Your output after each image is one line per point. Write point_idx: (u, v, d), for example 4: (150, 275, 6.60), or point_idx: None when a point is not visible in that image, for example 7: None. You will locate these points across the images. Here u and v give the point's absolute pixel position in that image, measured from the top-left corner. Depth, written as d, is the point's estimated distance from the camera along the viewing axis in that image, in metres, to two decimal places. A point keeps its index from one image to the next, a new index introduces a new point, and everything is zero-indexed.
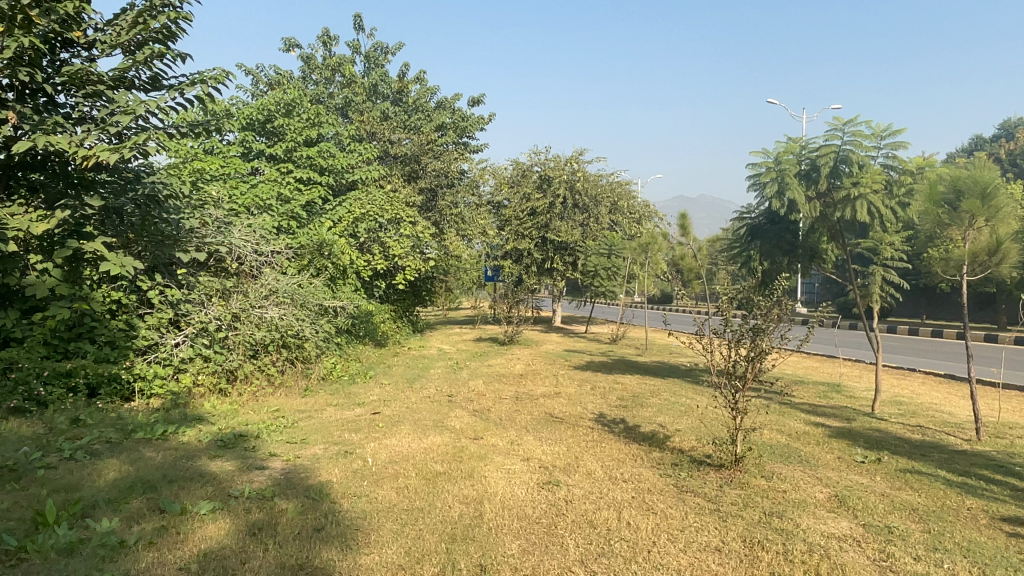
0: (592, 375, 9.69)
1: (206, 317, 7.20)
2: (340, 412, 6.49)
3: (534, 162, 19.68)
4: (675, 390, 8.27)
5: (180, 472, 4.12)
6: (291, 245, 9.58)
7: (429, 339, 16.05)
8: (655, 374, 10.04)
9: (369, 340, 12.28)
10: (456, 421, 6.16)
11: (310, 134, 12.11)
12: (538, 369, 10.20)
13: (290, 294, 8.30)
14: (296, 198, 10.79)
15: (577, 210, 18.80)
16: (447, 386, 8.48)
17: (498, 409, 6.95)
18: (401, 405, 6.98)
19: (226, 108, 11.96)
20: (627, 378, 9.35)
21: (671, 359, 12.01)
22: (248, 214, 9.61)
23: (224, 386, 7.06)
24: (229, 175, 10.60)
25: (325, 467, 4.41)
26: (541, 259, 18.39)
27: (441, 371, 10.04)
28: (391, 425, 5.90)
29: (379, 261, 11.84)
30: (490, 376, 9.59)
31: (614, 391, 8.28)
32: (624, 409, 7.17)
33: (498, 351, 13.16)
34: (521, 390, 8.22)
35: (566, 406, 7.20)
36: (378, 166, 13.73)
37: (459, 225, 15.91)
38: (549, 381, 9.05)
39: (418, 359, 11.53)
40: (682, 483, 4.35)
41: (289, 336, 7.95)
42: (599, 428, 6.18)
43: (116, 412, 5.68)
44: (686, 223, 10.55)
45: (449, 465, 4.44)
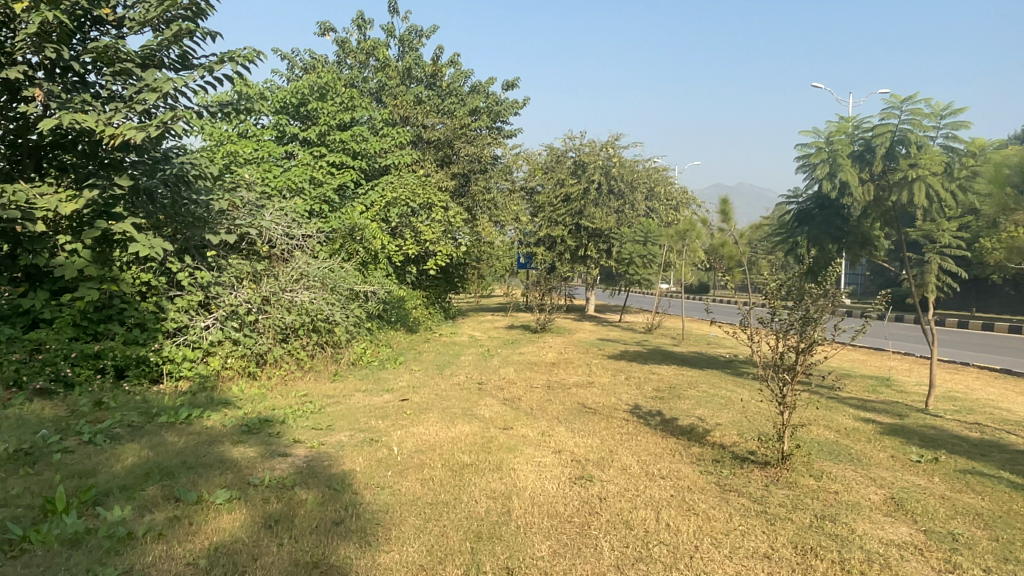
0: (627, 364, 9.40)
1: (236, 300, 7.05)
2: (368, 398, 6.33)
3: (569, 147, 19.34)
4: (714, 382, 7.96)
5: (201, 457, 3.98)
6: (322, 229, 9.46)
7: (461, 326, 15.91)
8: (692, 364, 9.71)
9: (401, 326, 12.16)
10: (486, 410, 5.94)
11: (343, 117, 11.97)
12: (571, 358, 9.96)
13: (321, 279, 8.15)
14: (327, 181, 10.65)
15: (612, 196, 18.42)
16: (477, 373, 8.28)
17: (530, 398, 6.72)
18: (431, 393, 6.80)
19: (259, 91, 11.88)
20: (664, 369, 9.05)
21: (709, 350, 11.65)
22: (280, 196, 9.51)
23: (254, 370, 6.93)
24: (261, 157, 10.49)
25: (350, 455, 4.23)
26: (575, 247, 18.07)
27: (472, 358, 9.86)
28: (420, 413, 5.72)
29: (411, 246, 11.68)
30: (522, 364, 9.37)
31: (651, 381, 7.99)
32: (661, 400, 6.88)
33: (531, 339, 12.94)
34: (553, 379, 7.99)
35: (601, 397, 6.94)
36: (410, 151, 13.55)
37: (492, 211, 15.73)
38: (583, 370, 8.80)
39: (449, 346, 11.37)
40: (725, 481, 4.10)
41: (319, 321, 7.82)
42: (635, 420, 5.92)
43: (142, 395, 5.61)
44: (728, 208, 10.12)
45: (478, 456, 4.23)
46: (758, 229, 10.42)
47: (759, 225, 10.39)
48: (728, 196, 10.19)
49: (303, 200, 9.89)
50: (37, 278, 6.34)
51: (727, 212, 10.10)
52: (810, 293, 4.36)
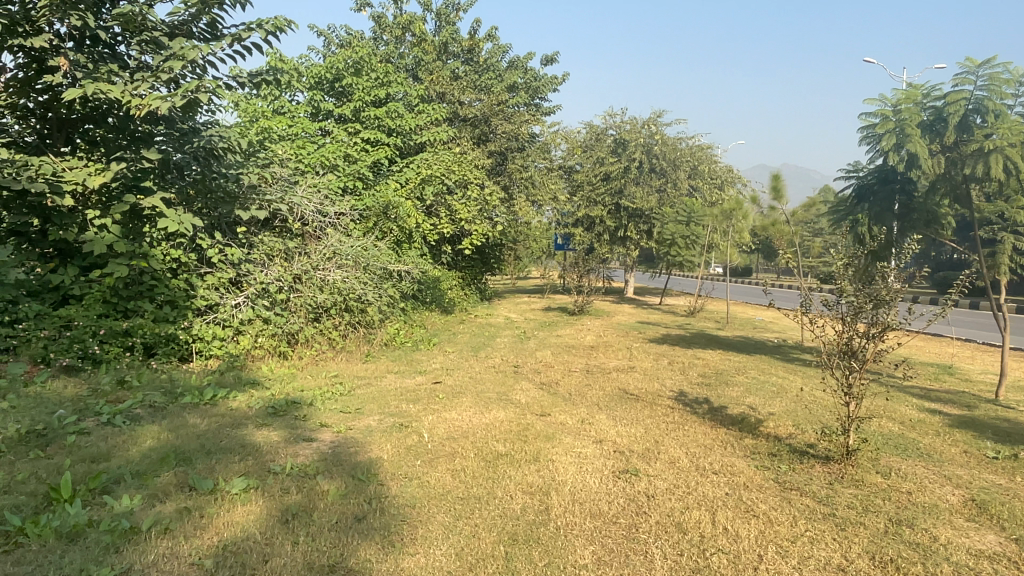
0: (669, 348, 9.02)
1: (267, 278, 6.84)
2: (400, 381, 6.09)
3: (608, 125, 18.83)
4: (763, 369, 7.53)
5: (222, 441, 3.78)
6: (356, 206, 9.24)
7: (496, 307, 15.65)
8: (738, 350, 9.27)
9: (435, 307, 11.94)
10: (522, 395, 5.66)
11: (378, 93, 11.71)
12: (610, 341, 9.61)
13: (354, 257, 7.95)
14: (361, 158, 10.42)
15: (654, 175, 17.88)
16: (513, 356, 7.99)
17: (568, 383, 6.41)
18: (465, 376, 6.54)
19: (294, 66, 11.67)
20: (708, 354, 8.64)
21: (754, 334, 11.17)
22: (314, 173, 9.31)
23: (285, 350, 6.74)
24: (295, 133, 10.29)
25: (378, 442, 3.96)
26: (614, 227, 17.65)
27: (508, 341, 9.58)
28: (452, 396, 5.46)
29: (445, 225, 11.41)
30: (559, 347, 9.05)
31: (695, 367, 7.60)
32: (707, 387, 6.51)
33: (568, 322, 12.62)
34: (592, 363, 7.66)
35: (644, 382, 6.59)
36: (446, 128, 13.23)
37: (529, 190, 15.39)
38: (623, 354, 8.45)
39: (485, 327, 11.12)
40: (782, 478, 3.74)
41: (352, 300, 7.61)
42: (680, 408, 5.56)
43: (169, 373, 5.47)
44: (780, 186, 9.50)
45: (514, 445, 3.94)
46: (811, 207, 9.82)
47: (812, 203, 9.79)
48: (780, 173, 9.58)
49: (337, 178, 9.69)
50: (68, 253, 6.21)
51: (779, 190, 9.50)
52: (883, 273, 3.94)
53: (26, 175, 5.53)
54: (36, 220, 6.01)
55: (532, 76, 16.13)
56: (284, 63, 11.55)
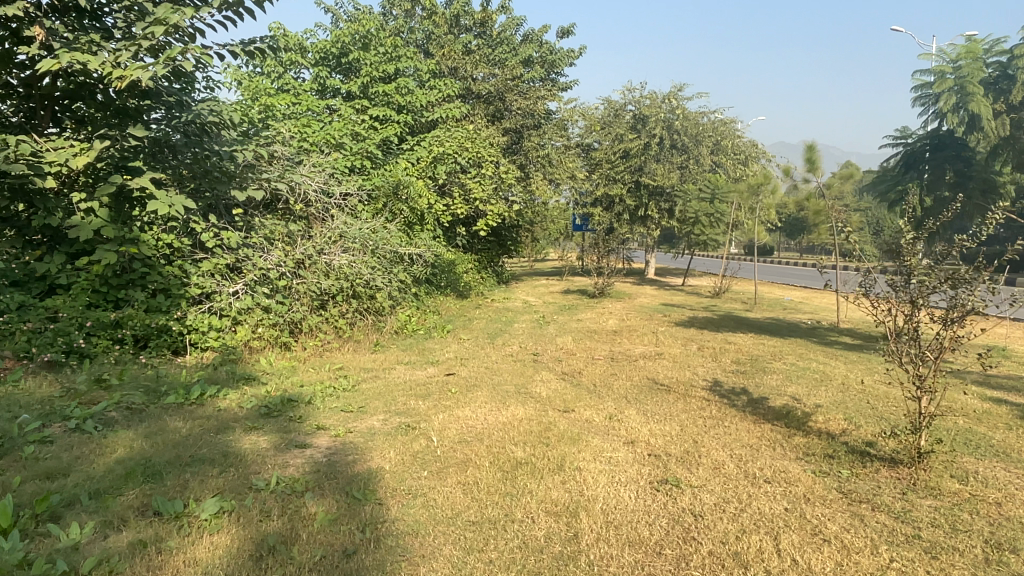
0: (697, 333, 8.48)
1: (267, 263, 6.38)
2: (410, 373, 5.62)
3: (627, 100, 18.13)
4: (802, 354, 6.97)
5: (203, 448, 3.34)
6: (364, 187, 8.76)
7: (514, 290, 15.19)
8: (772, 333, 8.70)
9: (450, 291, 11.48)
10: (542, 388, 5.16)
11: (387, 68, 11.21)
12: (634, 325, 9.08)
13: (361, 239, 7.50)
14: (370, 136, 9.93)
15: (675, 151, 17.21)
16: (532, 343, 7.50)
17: (592, 372, 5.91)
18: (481, 366, 6.04)
19: (298, 41, 11.19)
20: (741, 338, 8.09)
21: (786, 316, 10.57)
22: (319, 152, 8.83)
23: (288, 341, 6.26)
24: (300, 112, 9.83)
25: (380, 447, 3.49)
26: (634, 206, 17.08)
27: (527, 326, 9.07)
28: (466, 390, 4.97)
29: (459, 205, 10.90)
30: (580, 332, 8.54)
31: (728, 353, 7.07)
32: (745, 376, 5.97)
33: (589, 305, 12.12)
34: (617, 350, 7.14)
35: (674, 371, 6.08)
36: (459, 104, 12.67)
37: (547, 168, 14.86)
38: (649, 339, 7.92)
39: (502, 312, 10.64)
40: (847, 487, 3.20)
41: (358, 285, 7.13)
42: (716, 400, 5.04)
43: (158, 368, 5.05)
44: (815, 156, 8.83)
45: (534, 451, 3.44)
46: (848, 178, 9.16)
47: (849, 174, 9.13)
48: (814, 141, 8.91)
49: (345, 157, 9.23)
50: (56, 240, 5.80)
51: (813, 160, 8.82)
52: (961, 247, 3.38)
53: (4, 154, 4.99)
54: (20, 205, 5.59)
55: (547, 50, 15.49)
56: (288, 39, 11.08)
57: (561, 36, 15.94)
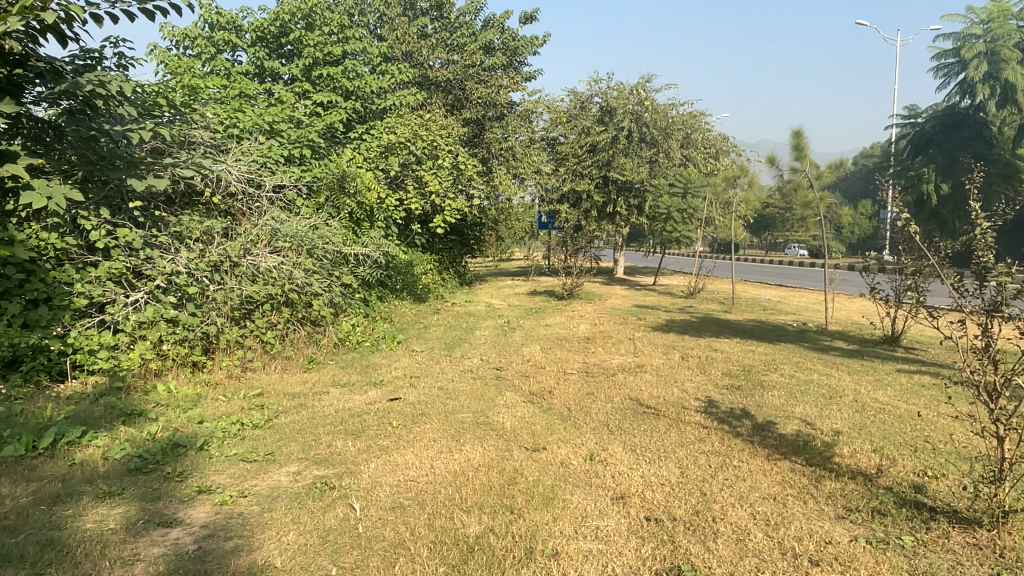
0: (678, 338, 7.68)
1: (175, 267, 5.27)
2: (345, 399, 4.62)
3: (594, 91, 17.31)
4: (800, 365, 6.16)
5: (20, 535, 2.33)
6: (302, 178, 7.73)
7: (478, 292, 14.29)
8: (759, 337, 7.92)
9: (407, 295, 10.52)
10: (504, 416, 4.22)
11: (332, 50, 10.16)
12: (608, 331, 8.22)
13: (294, 236, 6.50)
14: (312, 123, 8.90)
15: (644, 144, 16.44)
16: (495, 355, 6.57)
17: (564, 392, 5.00)
18: (432, 387, 5.06)
19: (233, 20, 10.08)
20: (726, 344, 7.29)
21: (769, 317, 9.83)
22: (250, 139, 7.78)
23: (202, 360, 5.19)
24: (232, 97, 8.77)
25: (281, 520, 2.52)
26: (601, 202, 16.41)
27: (489, 333, 8.12)
28: (410, 422, 4.01)
29: (414, 200, 9.90)
30: (549, 340, 7.64)
31: (716, 363, 6.22)
32: (741, 393, 5.12)
33: (557, 307, 11.23)
34: (591, 362, 6.26)
35: (657, 387, 5.21)
36: (413, 90, 11.67)
37: (510, 162, 14.01)
38: (626, 348, 7.05)
39: (462, 317, 9.71)
40: (921, 568, 2.34)
41: (291, 292, 6.12)
42: (716, 427, 4.17)
43: (18, 402, 3.98)
44: (802, 143, 8.06)
45: (491, 524, 2.49)
46: (837, 166, 8.39)
47: (839, 162, 8.36)
48: (801, 127, 8.12)
49: (282, 145, 8.19)
50: None
51: (801, 148, 8.04)
52: None
53: None
54: None
55: (510, 36, 14.34)
56: (222, 18, 9.97)
57: (524, 22, 14.97)
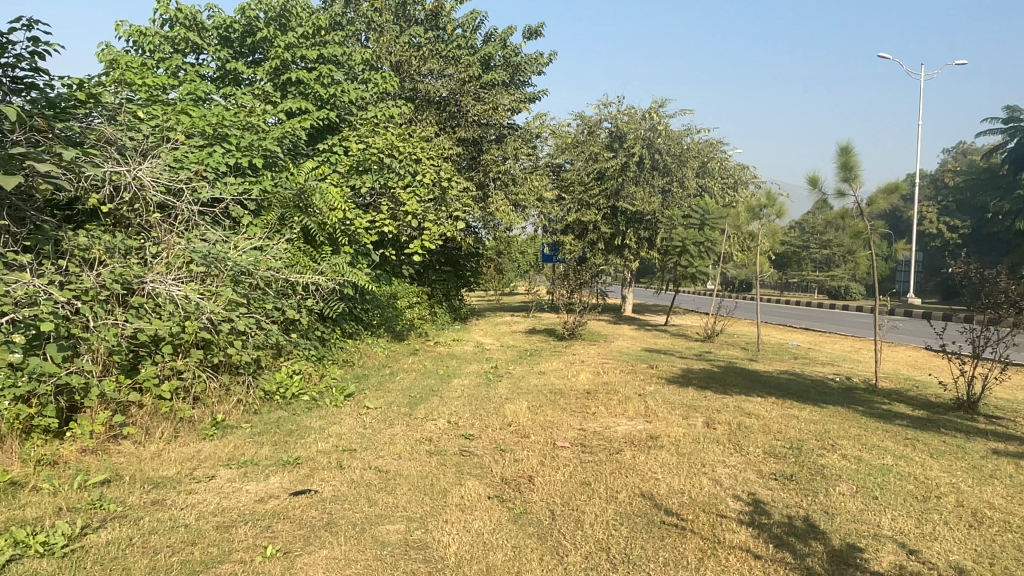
0: (698, 395, 6.25)
1: (33, 294, 3.86)
2: (228, 492, 3.18)
3: (603, 114, 16.09)
4: (863, 443, 4.70)
5: None
6: (248, 191, 6.45)
7: (471, 328, 12.90)
8: (797, 396, 6.46)
9: (384, 331, 9.18)
10: (450, 532, 2.79)
11: (306, 53, 8.95)
12: (612, 383, 6.78)
13: (211, 259, 5.15)
14: (271, 130, 7.62)
15: (656, 172, 15.19)
16: (468, 416, 5.15)
17: (549, 482, 3.57)
18: (367, 470, 3.63)
19: (194, 16, 8.85)
20: (759, 406, 5.85)
21: (802, 369, 8.37)
22: (187, 144, 6.51)
23: (53, 424, 3.73)
24: (180, 98, 7.51)
25: None
26: (609, 234, 15.34)
27: (469, 383, 6.69)
28: (302, 548, 2.58)
29: (388, 222, 8.56)
30: (539, 393, 6.20)
31: (754, 436, 4.78)
32: (796, 488, 3.68)
33: (556, 349, 9.82)
34: (590, 429, 4.81)
35: (681, 476, 3.75)
36: (399, 101, 10.39)
37: (510, 188, 12.76)
38: (634, 408, 5.60)
39: (443, 360, 8.30)
40: None
41: (201, 331, 4.73)
42: (775, 560, 2.73)
43: None
44: (851, 161, 6.70)
45: None
46: (892, 190, 7.00)
47: (895, 185, 6.98)
48: (849, 143, 6.79)
49: (230, 152, 6.89)
50: None
51: (850, 167, 6.68)
52: None
53: None
54: None
55: (512, 52, 13.11)
56: (181, 13, 8.74)
57: (528, 38, 13.77)
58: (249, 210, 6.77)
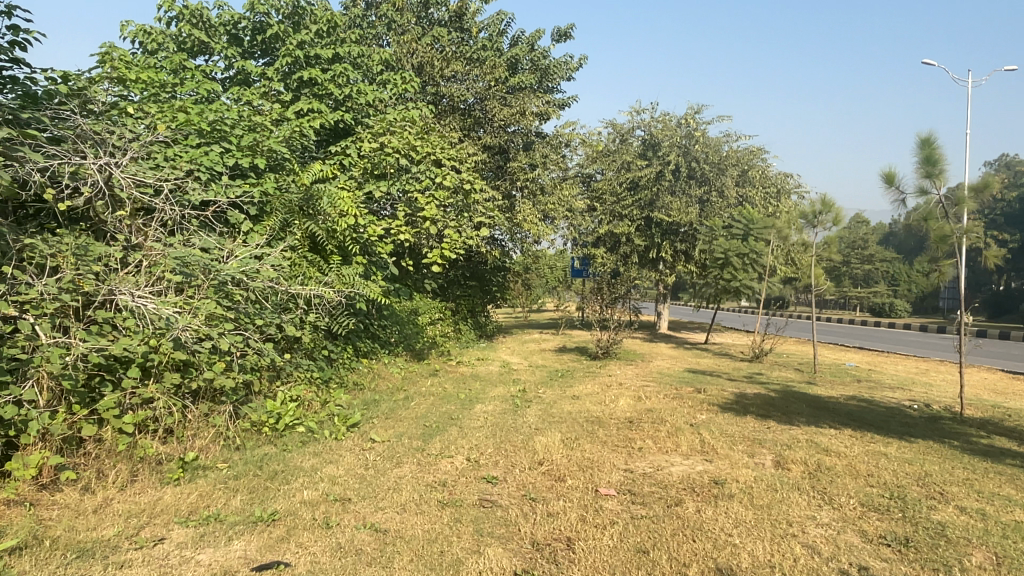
0: (760, 426, 5.37)
1: None
2: (171, 566, 2.42)
3: (636, 121, 15.31)
4: (980, 492, 3.79)
5: None
6: (246, 192, 5.75)
7: (498, 347, 12.11)
8: (877, 427, 5.53)
9: (403, 350, 8.42)
10: None
11: (319, 51, 8.32)
12: (658, 410, 5.92)
13: (192, 267, 4.41)
14: (278, 130, 6.97)
15: (693, 181, 14.34)
16: (493, 452, 4.34)
17: (594, 549, 2.76)
18: (362, 530, 2.85)
19: (202, 14, 8.30)
20: (836, 441, 4.96)
21: (871, 394, 7.41)
22: (180, 141, 5.85)
23: None
24: (180, 96, 6.90)
25: None
26: (643, 247, 14.57)
27: (494, 409, 5.88)
28: None
29: (406, 230, 7.82)
30: (574, 423, 5.37)
31: (841, 482, 3.90)
32: (918, 558, 2.82)
33: (589, 370, 8.97)
34: (639, 471, 3.97)
35: (763, 541, 2.90)
36: (419, 102, 9.71)
37: (538, 198, 12.00)
38: (687, 442, 4.75)
39: (465, 382, 7.52)
40: None
41: (177, 350, 3.99)
42: None
43: None
44: (934, 155, 5.91)
45: None
46: (981, 189, 6.06)
47: (984, 184, 6.04)
48: (933, 134, 6.00)
49: (229, 152, 6.21)
50: None
51: (933, 161, 5.90)
52: None
53: None
54: None
55: (540, 55, 12.40)
56: (187, 10, 8.16)
57: (558, 40, 13.08)
58: (249, 215, 6.07)
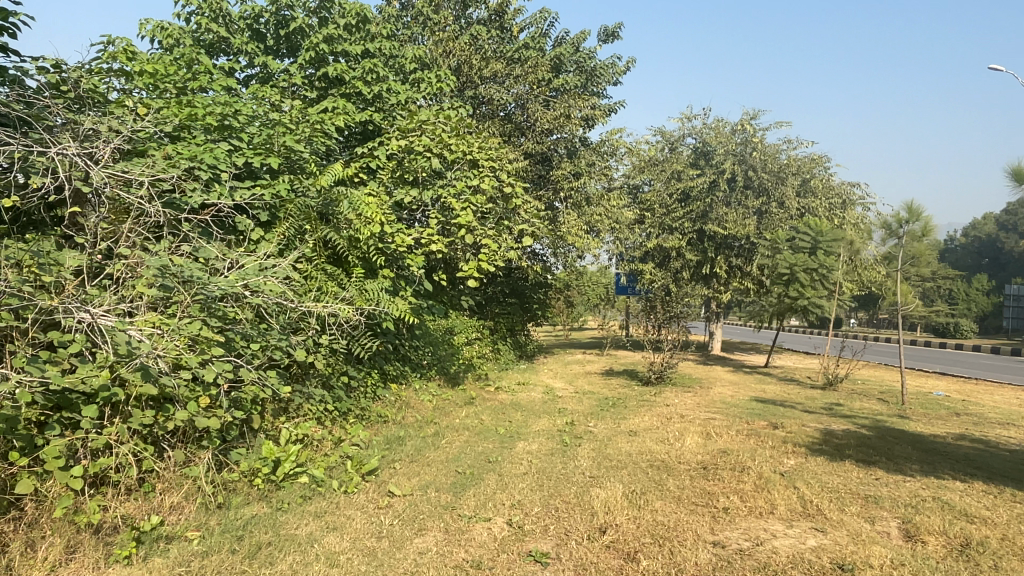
0: (867, 477, 4.36)
1: None
2: None
3: (687, 128, 14.35)
4: None
5: None
6: (254, 194, 4.99)
7: (539, 368, 11.20)
8: (1013, 479, 4.47)
9: (436, 373, 7.59)
10: None
11: (348, 46, 7.64)
12: (734, 453, 4.95)
13: (177, 280, 3.63)
14: (298, 127, 6.24)
15: (750, 191, 13.30)
16: (538, 511, 3.44)
17: None
18: None
19: (222, 7, 7.69)
20: (973, 500, 3.93)
21: (981, 431, 6.29)
22: (181, 137, 5.14)
23: None
24: (191, 91, 6.22)
25: None
26: (696, 261, 13.58)
27: (539, 448, 4.99)
28: None
29: (439, 241, 7.01)
30: (636, 469, 4.45)
31: (1009, 567, 2.91)
32: None
33: (643, 398, 8.00)
34: (733, 547, 3.03)
35: None
36: (456, 104, 8.96)
37: (583, 208, 11.13)
38: (783, 498, 3.79)
39: (505, 412, 6.65)
40: None
41: (147, 384, 3.19)
42: None
43: None
44: None
45: None
46: None
47: None
48: None
49: (239, 151, 5.49)
50: None
51: None
52: None
53: None
54: None
55: (586, 56, 11.63)
56: (207, 4, 7.56)
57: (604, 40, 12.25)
58: (258, 221, 5.31)
